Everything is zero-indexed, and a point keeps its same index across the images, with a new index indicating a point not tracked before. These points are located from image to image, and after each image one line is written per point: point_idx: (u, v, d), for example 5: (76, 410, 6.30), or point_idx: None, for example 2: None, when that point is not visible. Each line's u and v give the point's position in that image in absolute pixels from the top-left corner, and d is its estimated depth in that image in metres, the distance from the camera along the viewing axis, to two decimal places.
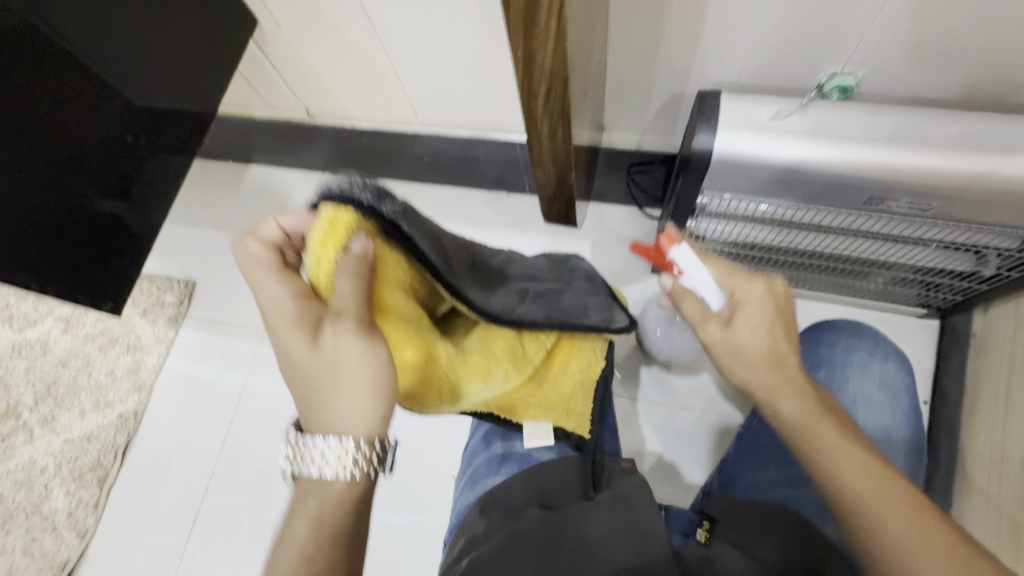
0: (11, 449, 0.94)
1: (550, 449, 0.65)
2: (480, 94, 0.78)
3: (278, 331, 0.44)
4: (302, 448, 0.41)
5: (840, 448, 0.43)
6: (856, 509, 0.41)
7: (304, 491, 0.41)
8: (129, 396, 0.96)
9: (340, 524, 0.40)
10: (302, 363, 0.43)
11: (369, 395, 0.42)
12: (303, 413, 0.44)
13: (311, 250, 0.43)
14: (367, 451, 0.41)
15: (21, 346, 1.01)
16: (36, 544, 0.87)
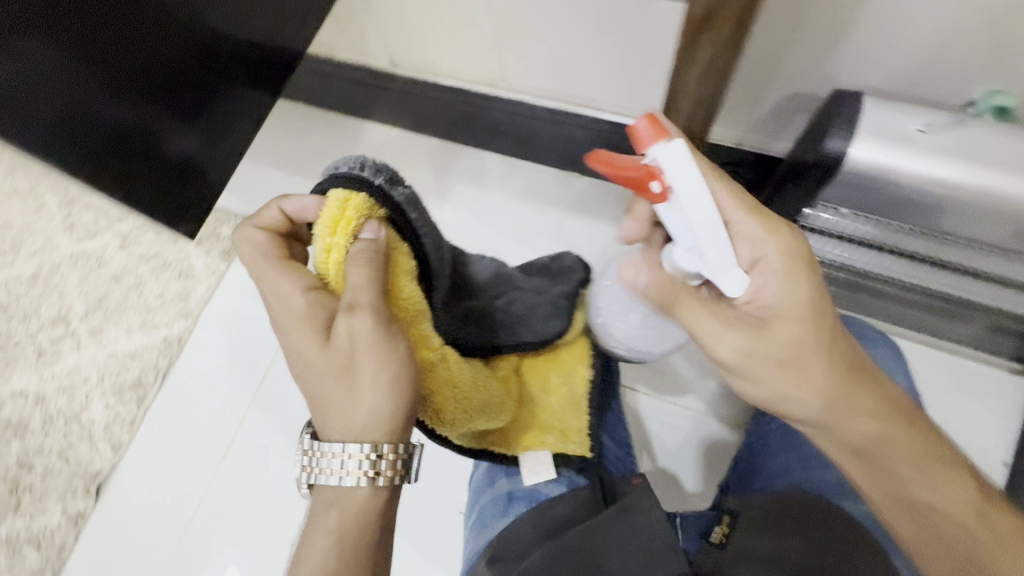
0: (59, 353, 0.97)
1: (554, 481, 0.67)
2: (578, 58, 0.73)
3: (286, 328, 0.48)
4: (323, 461, 0.46)
5: (869, 431, 0.47)
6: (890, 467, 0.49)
7: (325, 501, 0.46)
8: (176, 321, 0.96)
9: (355, 532, 0.46)
10: (315, 362, 0.47)
11: (382, 391, 0.46)
12: (320, 417, 0.48)
13: (320, 237, 0.47)
14: (388, 457, 0.46)
15: (79, 255, 1.03)
16: (73, 449, 0.90)
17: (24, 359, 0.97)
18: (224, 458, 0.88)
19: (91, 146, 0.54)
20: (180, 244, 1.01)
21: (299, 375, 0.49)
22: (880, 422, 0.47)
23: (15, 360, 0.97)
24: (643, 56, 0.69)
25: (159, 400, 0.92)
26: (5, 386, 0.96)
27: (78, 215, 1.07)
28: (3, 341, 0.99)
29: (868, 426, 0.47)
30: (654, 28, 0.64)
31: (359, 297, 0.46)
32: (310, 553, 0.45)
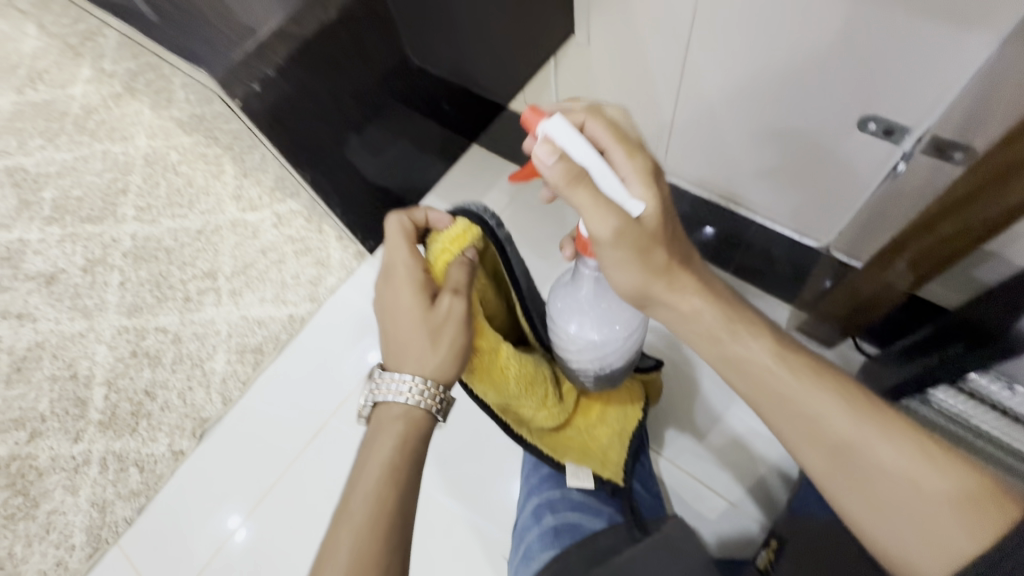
0: (201, 304, 1.09)
1: (600, 519, 0.65)
2: (744, 161, 0.74)
3: (392, 285, 0.49)
4: (381, 381, 0.48)
5: (798, 386, 0.43)
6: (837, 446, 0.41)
7: (391, 415, 0.47)
8: (303, 302, 1.06)
9: (411, 447, 0.46)
10: (405, 320, 0.48)
11: (455, 357, 0.47)
12: (394, 357, 0.48)
13: (438, 241, 0.50)
14: (432, 389, 0.47)
15: (238, 223, 1.17)
16: (192, 392, 1.01)
17: (173, 300, 1.11)
18: (314, 437, 0.95)
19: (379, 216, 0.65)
20: (323, 234, 1.12)
21: (386, 324, 0.49)
22: (817, 382, 0.43)
23: (165, 299, 1.11)
24: (830, 185, 0.67)
25: (271, 368, 1.01)
26: (152, 319, 1.09)
27: (247, 188, 1.22)
28: (160, 280, 1.13)
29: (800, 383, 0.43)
30: (837, 156, 0.63)
31: (460, 286, 0.49)
32: (371, 460, 0.45)
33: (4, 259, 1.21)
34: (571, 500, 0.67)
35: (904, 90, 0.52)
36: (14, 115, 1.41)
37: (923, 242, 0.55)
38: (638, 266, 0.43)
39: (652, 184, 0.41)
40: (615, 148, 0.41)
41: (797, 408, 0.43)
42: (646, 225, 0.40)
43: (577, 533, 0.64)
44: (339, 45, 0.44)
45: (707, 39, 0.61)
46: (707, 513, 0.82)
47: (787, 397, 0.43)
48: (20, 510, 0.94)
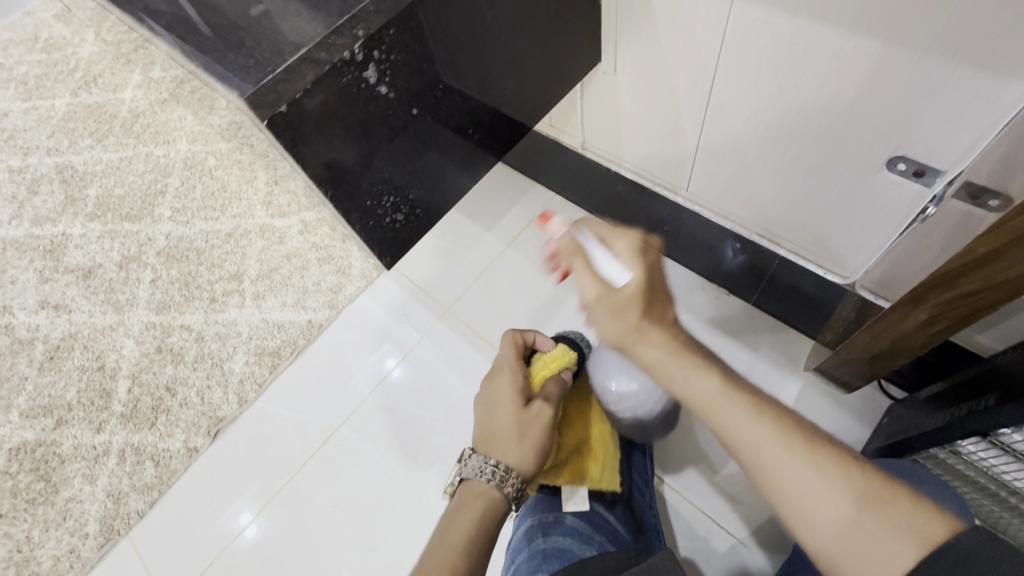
0: (225, 305, 1.12)
1: (591, 548, 0.60)
2: (768, 194, 0.73)
3: (495, 379, 0.58)
4: (469, 461, 0.51)
5: (733, 411, 0.42)
6: (764, 468, 0.40)
7: (474, 491, 0.50)
8: (322, 309, 1.08)
9: (487, 525, 0.48)
10: (501, 410, 0.54)
11: (536, 453, 0.52)
12: (484, 441, 0.53)
13: (541, 356, 0.62)
14: (510, 476, 0.50)
15: (266, 228, 1.21)
16: (210, 390, 1.03)
17: (199, 300, 1.14)
18: (328, 439, 0.96)
19: (406, 238, 0.65)
20: (346, 244, 1.14)
21: (481, 413, 0.56)
22: (752, 407, 0.42)
23: (192, 298, 1.15)
24: (856, 224, 0.66)
25: (288, 372, 1.03)
26: (178, 317, 1.13)
27: (278, 196, 1.26)
28: (188, 279, 1.17)
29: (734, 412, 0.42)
30: (866, 193, 0.62)
31: (551, 396, 0.57)
32: (453, 527, 0.48)
33: (48, 252, 1.28)
34: (564, 524, 0.63)
35: (933, 134, 0.51)
36: (68, 115, 1.49)
37: (945, 297, 0.52)
38: (614, 319, 0.47)
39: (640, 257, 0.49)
40: (610, 232, 0.52)
41: (731, 432, 0.42)
42: (626, 290, 0.47)
43: (567, 558, 0.59)
44: (369, 70, 0.46)
45: (733, 73, 0.61)
46: (712, 552, 0.79)
47: (722, 419, 0.42)
48: (40, 495, 0.97)
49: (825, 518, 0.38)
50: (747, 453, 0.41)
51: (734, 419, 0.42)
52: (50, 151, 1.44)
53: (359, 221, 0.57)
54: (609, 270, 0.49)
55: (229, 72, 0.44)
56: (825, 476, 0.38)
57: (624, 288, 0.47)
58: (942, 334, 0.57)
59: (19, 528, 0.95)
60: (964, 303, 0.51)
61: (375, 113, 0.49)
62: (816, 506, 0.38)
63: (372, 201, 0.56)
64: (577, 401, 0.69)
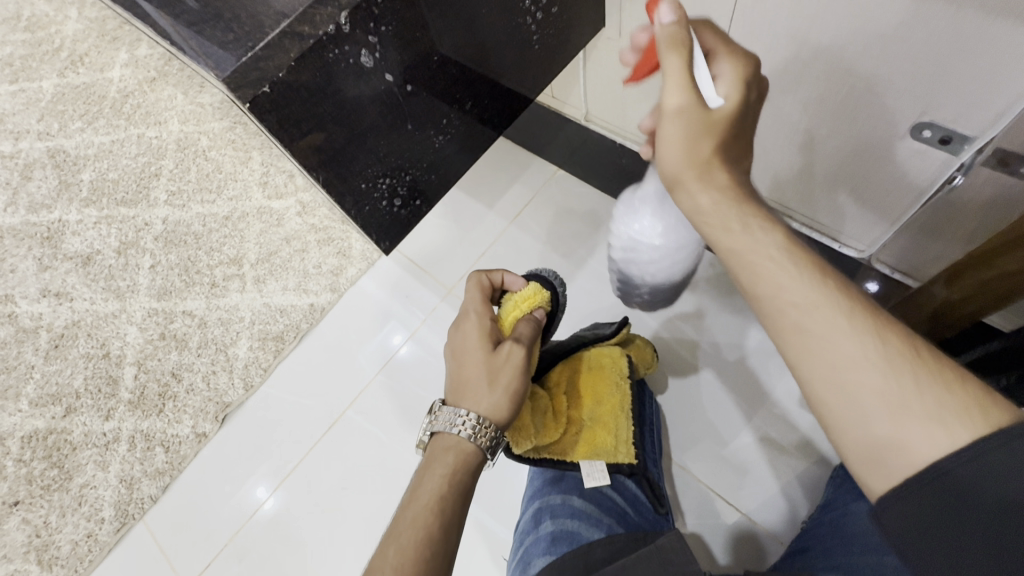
0: (226, 290, 1.11)
1: (598, 529, 0.60)
2: (782, 163, 0.70)
3: (463, 326, 0.56)
4: (440, 414, 0.50)
5: (791, 273, 0.38)
6: (807, 332, 0.36)
7: (444, 445, 0.49)
8: (324, 292, 1.07)
9: (460, 478, 0.47)
10: (469, 359, 0.53)
11: (509, 399, 0.51)
12: (454, 389, 0.52)
13: (511, 297, 0.59)
14: (484, 426, 0.49)
15: (264, 210, 1.18)
16: (215, 375, 1.03)
17: (200, 285, 1.13)
18: (336, 420, 0.96)
19: (404, 221, 0.63)
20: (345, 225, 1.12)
21: (452, 364, 0.54)
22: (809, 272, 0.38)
23: (193, 283, 1.13)
24: (874, 194, 0.63)
25: (293, 356, 1.02)
26: (180, 303, 1.12)
27: (275, 177, 1.23)
28: (188, 264, 1.16)
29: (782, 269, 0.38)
30: (886, 163, 0.59)
31: (522, 338, 0.55)
32: (424, 483, 0.47)
33: (46, 239, 1.26)
34: (572, 506, 0.62)
35: (961, 96, 0.48)
36: (56, 97, 1.45)
37: (983, 276, 0.51)
38: (685, 143, 0.41)
39: (741, 87, 0.41)
40: (716, 48, 0.43)
41: (776, 293, 0.38)
42: (713, 116, 0.40)
43: (575, 540, 0.59)
44: (366, 55, 0.44)
45: (748, 34, 0.57)
46: (719, 526, 0.79)
47: (768, 280, 0.38)
48: (55, 482, 0.98)
49: (867, 395, 0.34)
50: (791, 315, 0.37)
51: (785, 279, 0.38)
52: (41, 136, 1.41)
53: (354, 206, 0.54)
54: (704, 87, 0.40)
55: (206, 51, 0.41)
56: (881, 352, 0.34)
57: (716, 112, 0.40)
58: (972, 313, 0.57)
59: (36, 514, 0.96)
60: (1000, 283, 0.50)
61: (365, 91, 0.46)
62: (860, 381, 0.34)
63: (367, 184, 0.54)
64: (589, 375, 0.69)
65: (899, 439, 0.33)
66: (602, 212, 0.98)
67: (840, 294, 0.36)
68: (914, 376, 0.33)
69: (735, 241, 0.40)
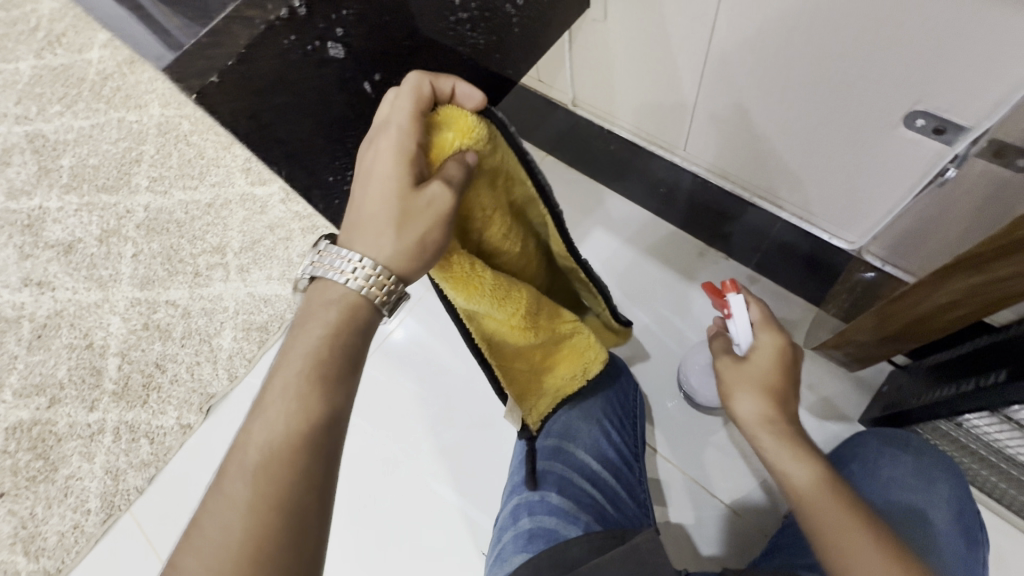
0: (209, 279, 1.09)
1: (575, 526, 0.59)
2: (772, 150, 0.67)
3: (378, 125, 0.42)
4: (326, 254, 0.40)
5: (793, 459, 0.51)
6: (808, 506, 0.47)
7: (326, 300, 0.40)
8: None
9: (344, 340, 0.39)
10: (376, 192, 0.41)
11: (418, 254, 0.41)
12: (350, 228, 0.41)
13: (449, 119, 0.42)
14: (381, 278, 0.40)
15: (247, 197, 1.16)
16: (200, 366, 1.02)
17: (183, 275, 1.11)
18: None
19: None
20: None
21: (354, 188, 0.42)
22: (806, 458, 0.50)
23: (175, 273, 1.11)
24: (864, 187, 0.62)
25: (276, 346, 1.01)
26: (163, 293, 1.10)
27: (258, 163, 1.21)
28: (170, 253, 1.14)
29: (788, 454, 0.51)
30: (882, 151, 0.56)
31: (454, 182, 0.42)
32: (299, 344, 0.39)
33: (26, 227, 1.23)
34: (550, 503, 0.62)
35: (961, 81, 0.45)
36: (33, 79, 1.40)
37: (973, 280, 0.48)
38: (752, 405, 0.54)
39: (777, 356, 0.55)
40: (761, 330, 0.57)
41: (787, 476, 0.50)
42: (759, 381, 0.55)
43: (551, 539, 0.58)
44: (332, 46, 0.43)
45: (738, 14, 0.54)
46: (702, 519, 0.79)
47: (779, 465, 0.51)
48: (41, 473, 0.98)
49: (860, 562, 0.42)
50: (800, 494, 0.49)
51: (789, 465, 0.51)
52: (19, 119, 1.37)
53: (322, 199, 0.52)
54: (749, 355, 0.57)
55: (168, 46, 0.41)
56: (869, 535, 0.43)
57: (759, 375, 0.55)
58: (963, 318, 0.54)
59: (22, 505, 0.96)
60: (991, 290, 0.47)
61: (327, 83, 0.44)
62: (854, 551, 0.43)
63: (335, 177, 0.52)
64: (569, 345, 0.63)
65: None
66: (590, 200, 0.96)
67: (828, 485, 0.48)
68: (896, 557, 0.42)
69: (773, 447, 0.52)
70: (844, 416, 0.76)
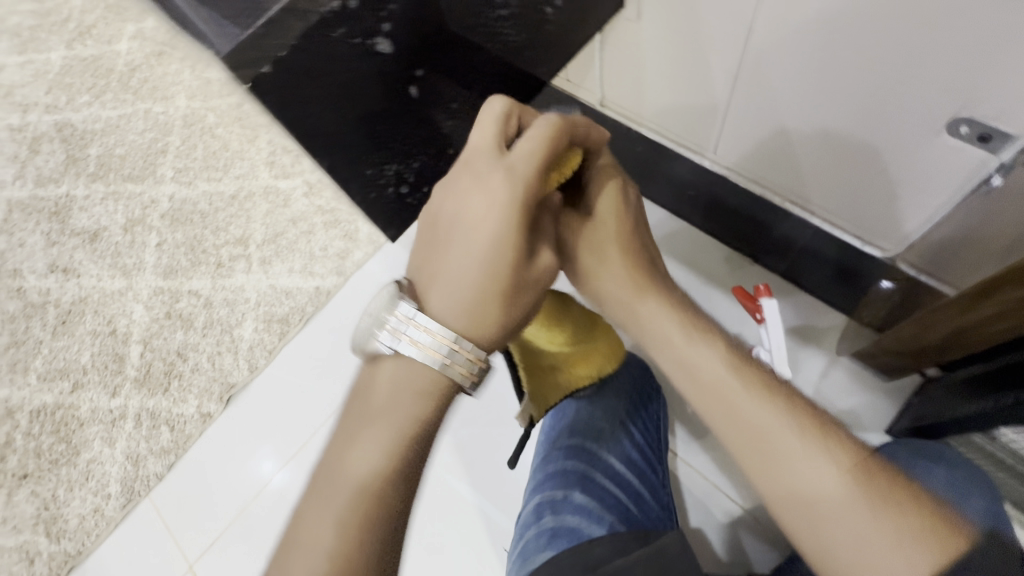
0: (232, 271, 1.10)
1: (600, 527, 0.59)
2: (806, 155, 0.66)
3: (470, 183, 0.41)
4: (406, 323, 0.41)
5: (742, 394, 0.45)
6: (763, 448, 0.44)
7: (407, 387, 0.41)
8: (330, 276, 1.06)
9: (419, 433, 0.42)
10: (484, 253, 0.42)
11: (523, 309, 0.44)
12: (450, 292, 0.42)
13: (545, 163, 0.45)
14: (467, 357, 0.41)
15: (270, 190, 1.17)
16: (221, 356, 1.03)
17: (206, 265, 1.12)
18: (339, 404, 0.96)
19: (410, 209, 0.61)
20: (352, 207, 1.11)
21: (451, 250, 0.42)
22: (757, 392, 0.45)
23: (198, 263, 1.13)
24: (904, 194, 0.61)
25: (297, 339, 1.02)
26: (185, 282, 1.11)
27: (282, 156, 1.22)
28: (194, 243, 1.15)
29: (711, 360, 0.47)
30: (923, 158, 0.55)
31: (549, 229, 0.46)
32: (373, 431, 0.41)
33: (53, 214, 1.26)
34: (574, 502, 0.62)
35: (1010, 89, 0.45)
36: (63, 69, 1.43)
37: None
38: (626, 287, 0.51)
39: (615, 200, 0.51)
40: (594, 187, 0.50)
41: (736, 411, 0.45)
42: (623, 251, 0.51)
43: (575, 537, 0.58)
44: (379, 40, 0.44)
45: (777, 19, 0.54)
46: (721, 524, 0.78)
47: (720, 395, 0.46)
48: (62, 456, 0.99)
49: (813, 480, 0.43)
50: (746, 429, 0.45)
51: (740, 404, 0.45)
52: (48, 108, 1.39)
53: (359, 190, 0.53)
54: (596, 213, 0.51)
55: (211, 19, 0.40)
56: (820, 457, 0.43)
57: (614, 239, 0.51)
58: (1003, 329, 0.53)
59: (45, 487, 0.98)
60: None
61: (371, 76, 0.45)
62: (815, 484, 0.42)
63: (372, 170, 0.52)
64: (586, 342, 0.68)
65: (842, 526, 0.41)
66: None
67: (777, 405, 0.45)
68: (858, 479, 0.42)
69: (699, 363, 0.48)
70: (869, 425, 0.76)
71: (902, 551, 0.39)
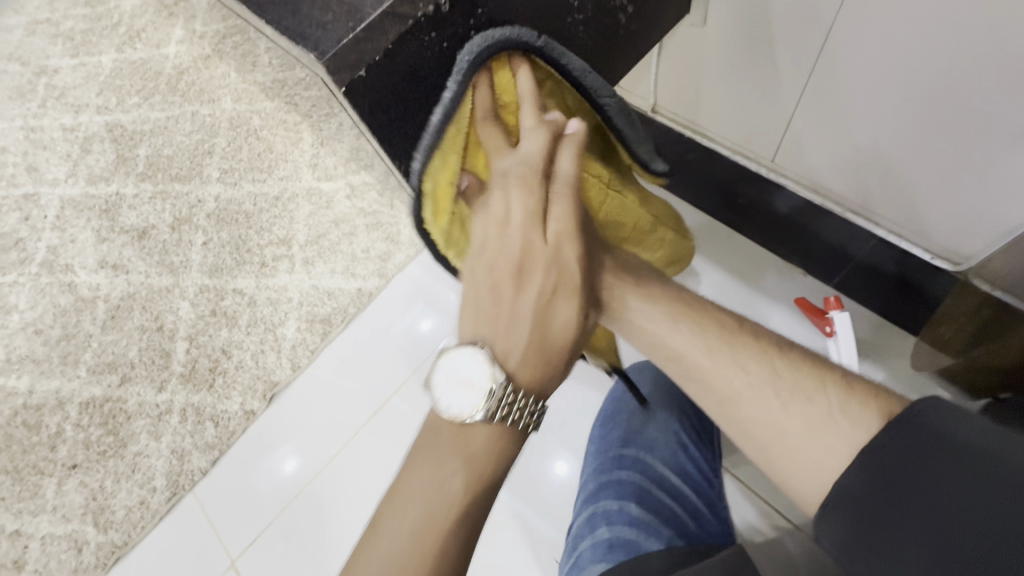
0: (276, 270, 1.12)
1: (655, 541, 0.58)
2: (875, 164, 0.64)
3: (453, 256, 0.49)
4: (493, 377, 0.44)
5: (666, 321, 0.51)
6: (698, 376, 0.49)
7: (491, 409, 0.45)
8: (372, 277, 1.07)
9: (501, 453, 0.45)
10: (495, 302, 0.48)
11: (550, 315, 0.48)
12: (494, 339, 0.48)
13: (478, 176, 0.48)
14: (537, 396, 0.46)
15: (313, 192, 1.19)
16: (265, 354, 1.05)
17: (250, 265, 1.14)
18: (381, 406, 0.97)
19: None
20: (395, 210, 1.12)
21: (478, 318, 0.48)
22: (676, 324, 0.51)
23: (243, 262, 1.15)
24: (984, 205, 0.58)
25: (338, 339, 1.03)
26: (230, 281, 1.13)
27: (324, 158, 1.23)
28: (239, 243, 1.17)
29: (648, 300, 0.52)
30: (1011, 167, 0.53)
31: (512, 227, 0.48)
32: (454, 443, 0.44)
33: (103, 211, 1.29)
34: (629, 514, 0.61)
35: None
36: (113, 72, 1.47)
37: None
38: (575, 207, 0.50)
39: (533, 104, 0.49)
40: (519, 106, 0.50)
41: (663, 343, 0.51)
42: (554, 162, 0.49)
43: (633, 551, 0.57)
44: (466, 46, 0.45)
45: (858, 24, 0.52)
46: (768, 536, 0.77)
47: (653, 333, 0.52)
48: (110, 448, 1.02)
49: (756, 408, 0.46)
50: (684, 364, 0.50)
51: (664, 333, 0.51)
52: (99, 109, 1.43)
53: None
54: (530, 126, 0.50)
55: (306, 19, 0.40)
56: (747, 372, 0.47)
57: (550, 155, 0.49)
58: None
59: (94, 477, 1.00)
60: None
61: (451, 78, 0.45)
62: (753, 404, 0.46)
63: None
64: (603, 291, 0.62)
65: (793, 448, 0.44)
66: None
67: (703, 334, 0.50)
68: (786, 383, 0.46)
69: (639, 304, 0.52)
70: None
71: (840, 414, 0.42)
